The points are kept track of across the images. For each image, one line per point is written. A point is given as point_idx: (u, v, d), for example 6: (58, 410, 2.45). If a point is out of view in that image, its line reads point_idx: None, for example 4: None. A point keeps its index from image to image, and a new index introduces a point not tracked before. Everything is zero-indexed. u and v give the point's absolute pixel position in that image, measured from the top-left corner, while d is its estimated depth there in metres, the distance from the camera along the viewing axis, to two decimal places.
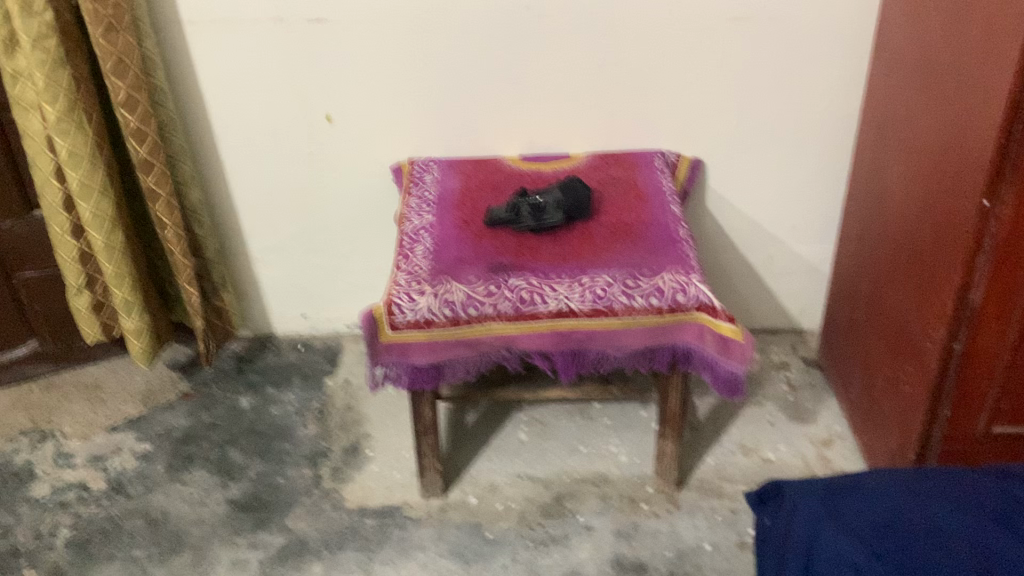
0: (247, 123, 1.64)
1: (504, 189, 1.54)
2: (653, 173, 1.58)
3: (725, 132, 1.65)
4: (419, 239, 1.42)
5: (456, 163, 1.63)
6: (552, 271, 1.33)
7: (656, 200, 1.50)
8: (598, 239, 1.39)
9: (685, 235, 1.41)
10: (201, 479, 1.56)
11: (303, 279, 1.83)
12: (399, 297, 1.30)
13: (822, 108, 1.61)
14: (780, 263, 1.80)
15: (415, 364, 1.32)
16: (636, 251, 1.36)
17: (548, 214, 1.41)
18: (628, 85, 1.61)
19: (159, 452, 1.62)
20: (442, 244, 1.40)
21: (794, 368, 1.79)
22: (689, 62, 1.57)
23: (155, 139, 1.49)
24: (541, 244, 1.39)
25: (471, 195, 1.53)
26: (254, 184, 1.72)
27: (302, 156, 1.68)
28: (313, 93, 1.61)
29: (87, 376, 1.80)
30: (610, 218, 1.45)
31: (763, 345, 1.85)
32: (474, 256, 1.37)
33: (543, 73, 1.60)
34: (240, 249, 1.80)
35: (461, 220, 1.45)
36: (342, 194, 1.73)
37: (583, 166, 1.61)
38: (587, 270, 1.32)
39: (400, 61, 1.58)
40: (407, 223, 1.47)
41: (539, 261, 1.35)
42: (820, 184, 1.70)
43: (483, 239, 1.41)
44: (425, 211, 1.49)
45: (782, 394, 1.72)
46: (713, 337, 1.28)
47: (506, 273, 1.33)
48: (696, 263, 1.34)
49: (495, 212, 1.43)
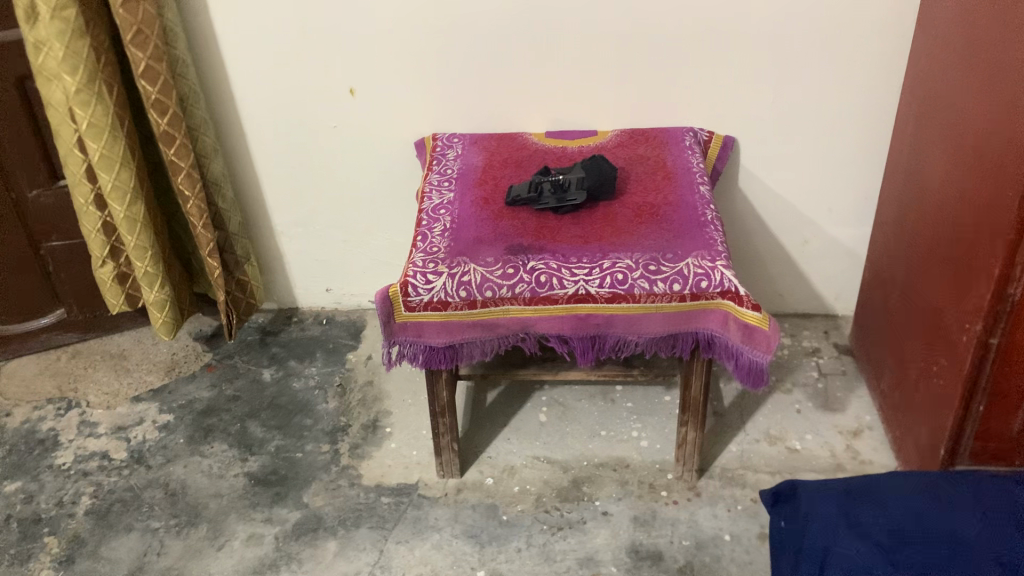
0: (269, 94, 1.62)
1: (528, 167, 1.50)
2: (683, 152, 1.53)
3: (759, 111, 1.59)
4: (438, 218, 1.39)
5: (480, 139, 1.60)
6: (572, 254, 1.29)
7: (684, 179, 1.45)
8: (621, 221, 1.35)
9: (712, 219, 1.36)
10: (221, 453, 1.57)
11: (326, 254, 1.82)
12: (414, 277, 1.27)
13: (862, 85, 1.54)
14: (814, 246, 1.74)
15: (430, 344, 1.30)
16: (660, 235, 1.32)
17: (570, 192, 1.38)
18: (657, 60, 1.55)
19: (180, 424, 1.63)
20: (461, 224, 1.37)
21: (826, 355, 1.73)
22: (724, 36, 1.51)
23: (175, 111, 1.47)
24: (562, 225, 1.36)
25: (492, 173, 1.49)
26: (277, 157, 1.70)
27: (326, 130, 1.66)
28: (336, 65, 1.58)
29: (113, 346, 1.81)
30: (634, 199, 1.40)
31: (794, 330, 1.80)
32: (492, 237, 1.34)
33: (570, 46, 1.55)
34: (263, 222, 1.78)
35: (481, 199, 1.43)
36: (367, 168, 1.71)
37: (610, 143, 1.56)
38: (609, 253, 1.29)
39: (424, 32, 1.54)
40: (426, 200, 1.44)
41: (560, 243, 1.32)
42: (856, 166, 1.63)
43: (503, 220, 1.37)
44: (444, 188, 1.46)
45: (811, 381, 1.68)
46: (737, 325, 1.24)
47: (524, 254, 1.29)
48: (722, 249, 1.29)
49: (515, 192, 1.41)
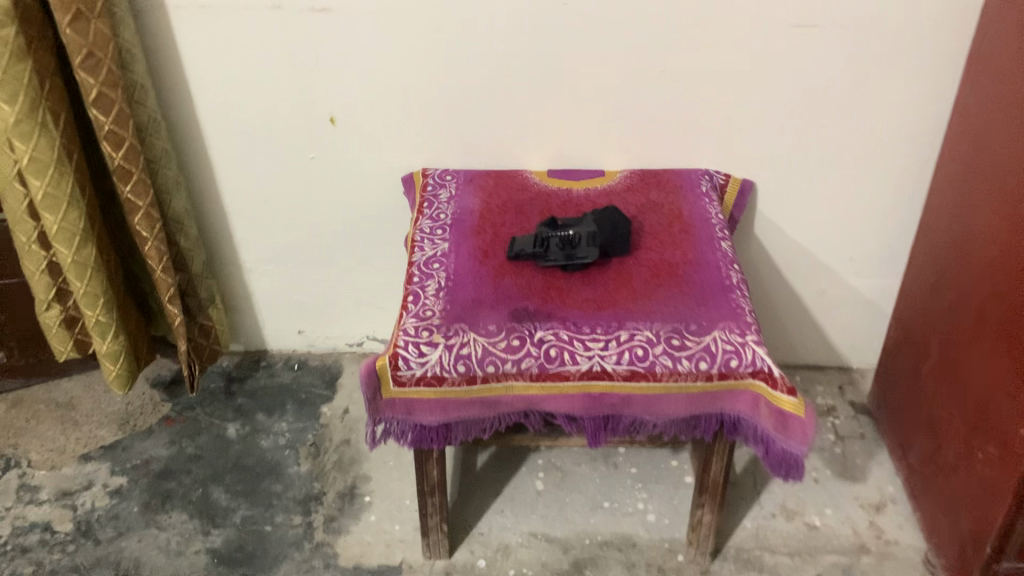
0: (239, 121, 1.45)
1: (529, 213, 1.35)
2: (699, 198, 1.39)
3: (780, 153, 1.45)
4: (431, 274, 1.23)
5: (475, 177, 1.44)
6: (584, 322, 1.14)
7: (704, 232, 1.31)
8: (637, 282, 1.21)
9: (737, 280, 1.22)
10: (180, 525, 1.40)
11: (300, 294, 1.65)
12: (405, 348, 1.11)
13: (895, 128, 1.41)
14: (831, 296, 1.61)
15: (421, 423, 1.15)
16: (682, 301, 1.18)
17: (580, 247, 1.23)
18: (673, 94, 1.41)
19: (134, 488, 1.46)
20: (458, 282, 1.22)
21: (842, 414, 1.61)
22: (748, 71, 1.37)
23: (132, 143, 1.30)
24: (571, 286, 1.21)
25: (490, 220, 1.34)
26: (247, 189, 1.53)
27: (303, 162, 1.49)
28: (315, 90, 1.41)
29: (60, 394, 1.63)
30: (649, 254, 1.26)
31: (807, 385, 1.67)
32: (493, 300, 1.18)
33: (578, 76, 1.40)
34: (230, 260, 1.61)
35: (479, 251, 1.27)
36: (348, 203, 1.54)
37: (619, 187, 1.42)
38: (625, 322, 1.14)
39: (415, 57, 1.38)
40: (416, 251, 1.29)
41: (569, 308, 1.17)
42: (882, 214, 1.51)
43: (505, 277, 1.22)
44: (437, 238, 1.31)
45: (828, 445, 1.55)
46: (769, 409, 1.10)
47: (529, 322, 1.14)
48: (752, 319, 1.15)
49: (517, 245, 1.25)
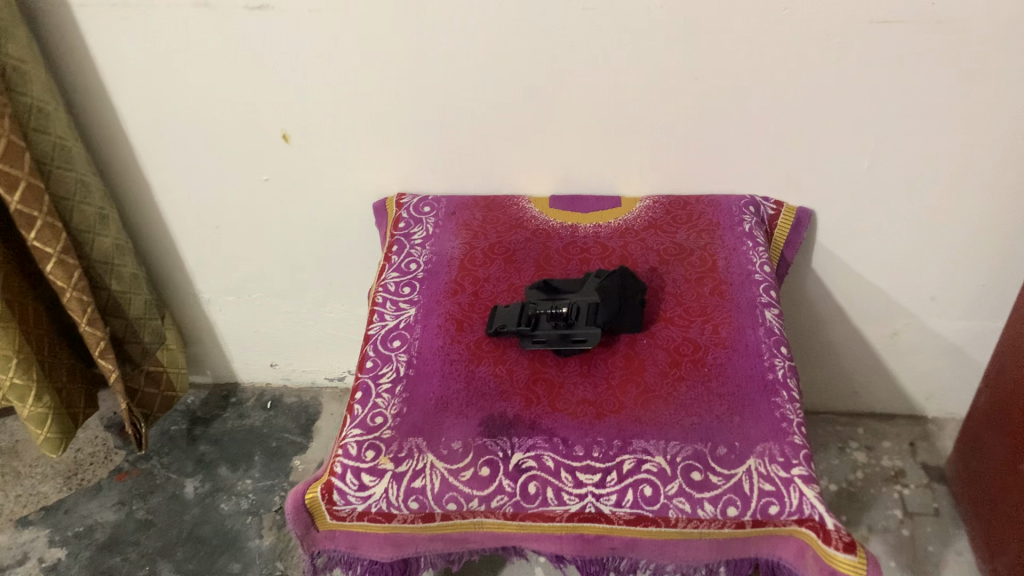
0: (173, 141, 1.18)
1: (521, 266, 1.07)
2: (740, 241, 1.09)
3: (848, 177, 1.14)
4: (390, 356, 0.98)
5: (460, 209, 1.16)
6: (577, 440, 0.88)
7: (742, 295, 1.02)
8: (650, 375, 0.94)
9: (782, 374, 0.94)
10: None
11: (267, 326, 1.41)
12: (341, 478, 0.86)
13: (1004, 151, 1.08)
14: (905, 340, 1.32)
15: (371, 557, 0.92)
16: (706, 410, 0.90)
17: (578, 322, 0.95)
18: (709, 110, 1.09)
19: (72, 564, 1.26)
20: (422, 371, 0.96)
21: (911, 482, 1.34)
22: (811, 79, 1.04)
23: (30, 181, 1.04)
24: (564, 381, 0.94)
25: (471, 274, 1.06)
26: (193, 216, 1.27)
27: (254, 184, 1.23)
28: (262, 103, 1.13)
29: (6, 436, 1.45)
30: (668, 332, 0.98)
31: (871, 441, 1.40)
32: (462, 401, 0.92)
33: (585, 89, 1.08)
34: (184, 290, 1.37)
35: (453, 321, 1.01)
36: (310, 228, 1.28)
37: (638, 223, 1.12)
38: (631, 441, 0.87)
39: (377, 65, 1.07)
40: (375, 319, 1.03)
41: (559, 414, 0.90)
42: (976, 250, 1.19)
43: (481, 365, 0.96)
44: (402, 300, 1.04)
45: (893, 525, 1.28)
46: (819, 564, 0.84)
47: (506, 437, 0.88)
48: (799, 439, 0.88)
49: (497, 318, 0.98)
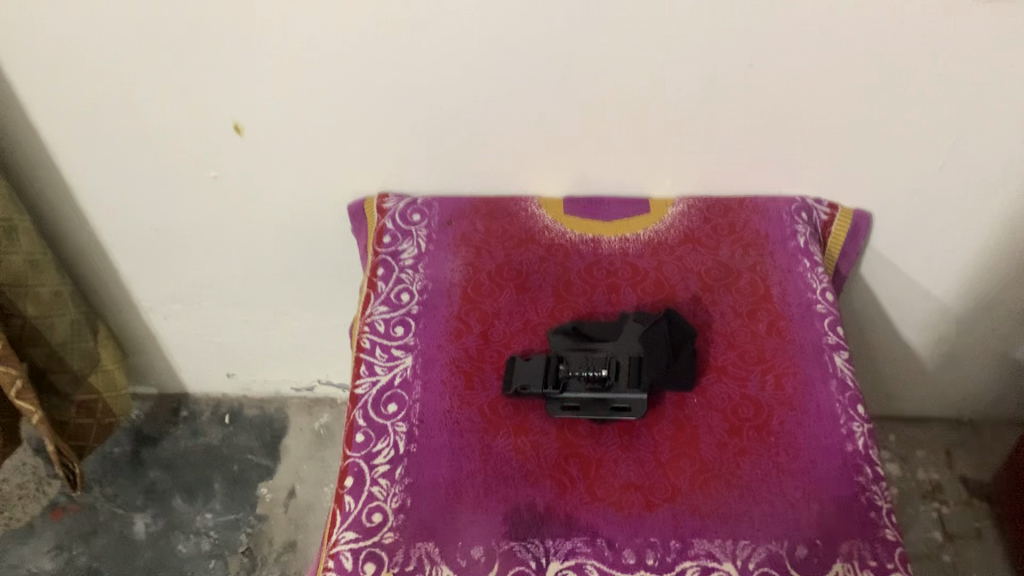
0: (92, 134, 0.93)
1: (537, 296, 0.88)
2: (794, 260, 0.92)
3: (919, 180, 0.95)
4: (385, 426, 0.79)
5: (456, 216, 0.95)
6: (624, 543, 0.72)
7: (805, 336, 0.85)
8: (706, 450, 0.77)
9: (863, 443, 0.78)
10: None
11: (219, 335, 1.21)
12: None
13: None
14: (952, 346, 1.17)
15: None
16: (778, 497, 0.74)
17: (620, 384, 0.78)
18: (764, 103, 0.88)
19: None
20: (427, 446, 0.78)
21: (950, 498, 1.23)
22: (895, 70, 0.84)
23: None
24: (603, 458, 0.76)
25: (477, 309, 0.87)
26: (125, 218, 1.04)
27: (200, 182, 0.99)
28: (205, 90, 0.89)
29: None
30: (722, 388, 0.81)
31: (904, 451, 1.28)
32: (479, 489, 0.75)
33: (613, 77, 0.87)
34: (121, 299, 1.16)
35: (460, 375, 0.82)
36: (270, 232, 1.06)
37: (672, 236, 0.94)
38: (692, 545, 0.72)
39: (351, 47, 0.84)
40: (363, 371, 0.83)
41: (601, 506, 0.74)
42: None
43: (499, 437, 0.78)
44: (395, 345, 0.85)
45: (932, 550, 1.17)
46: None
47: (537, 539, 0.72)
48: (891, 533, 0.73)
49: (518, 375, 0.79)
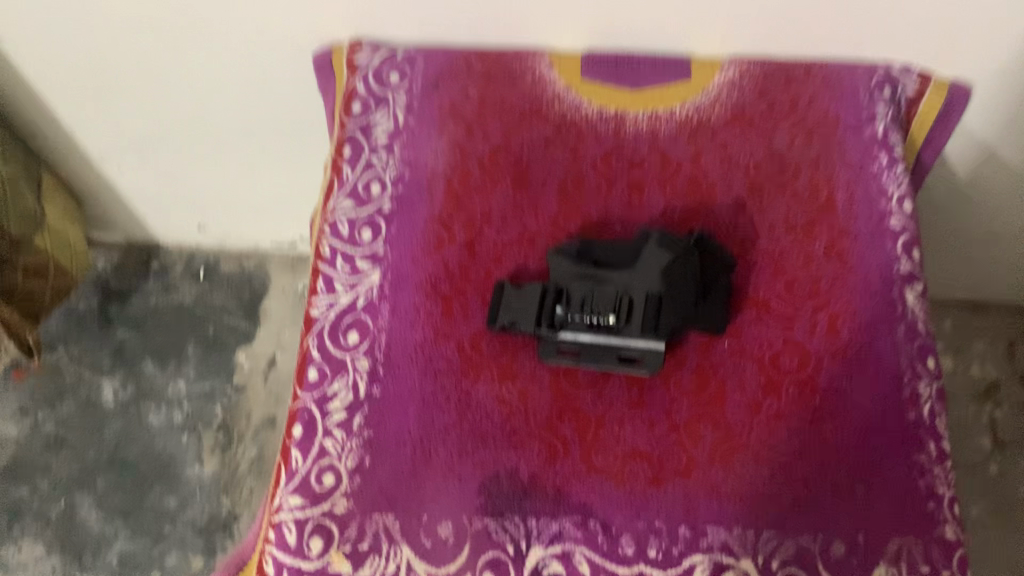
0: None
1: (538, 195, 0.71)
2: (869, 153, 0.72)
3: None
4: (343, 361, 0.65)
5: (444, 80, 0.76)
6: (622, 527, 0.59)
7: (871, 262, 0.68)
8: (733, 412, 0.63)
9: (930, 411, 0.63)
10: (31, 566, 1.00)
11: (183, 188, 1.05)
12: None
13: None
14: None
15: None
16: (816, 477, 0.61)
17: (632, 330, 0.62)
18: None
19: None
20: (392, 390, 0.64)
21: (1005, 401, 1.09)
22: None
23: None
24: (605, 416, 0.62)
25: (462, 209, 0.70)
26: (51, 57, 0.85)
27: (134, 20, 0.79)
28: None
29: None
30: (760, 330, 0.65)
31: (961, 342, 1.12)
32: (452, 449, 0.62)
33: None
34: (65, 146, 0.99)
35: (438, 298, 0.66)
36: (228, 81, 0.87)
37: (717, 116, 0.73)
38: (705, 535, 0.59)
39: None
40: (320, 287, 0.68)
41: (598, 479, 0.61)
42: None
43: (479, 383, 0.64)
44: (360, 254, 0.69)
45: (980, 460, 1.05)
46: None
47: (518, 517, 0.60)
48: (951, 530, 0.59)
49: (507, 308, 0.64)
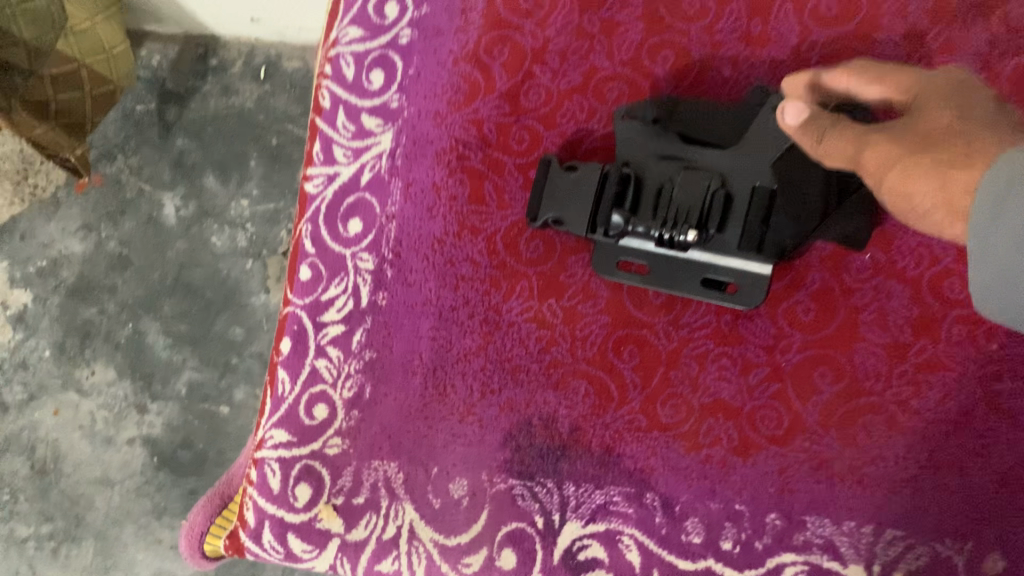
0: None
1: (614, 20, 0.50)
2: None
3: None
4: (342, 258, 0.50)
5: None
6: (688, 508, 0.45)
7: None
8: (861, 357, 0.44)
9: None
10: (105, 390, 0.79)
11: None
12: (257, 539, 0.48)
13: None
14: None
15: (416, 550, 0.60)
16: (973, 460, 0.43)
17: (726, 242, 0.44)
18: None
19: (41, 315, 0.80)
20: (402, 301, 0.49)
21: None
22: None
23: None
24: (679, 354, 0.46)
25: (506, 41, 0.50)
26: None
27: None
28: None
29: None
30: (920, 237, 0.44)
31: None
32: (473, 385, 0.47)
33: None
34: None
35: (467, 176, 0.50)
36: None
37: None
38: (802, 527, 0.43)
39: None
40: (317, 153, 0.51)
41: (662, 440, 0.45)
42: None
43: (515, 298, 0.48)
44: (368, 107, 0.51)
45: None
46: None
47: (552, 481, 0.46)
48: None
49: (552, 197, 0.47)
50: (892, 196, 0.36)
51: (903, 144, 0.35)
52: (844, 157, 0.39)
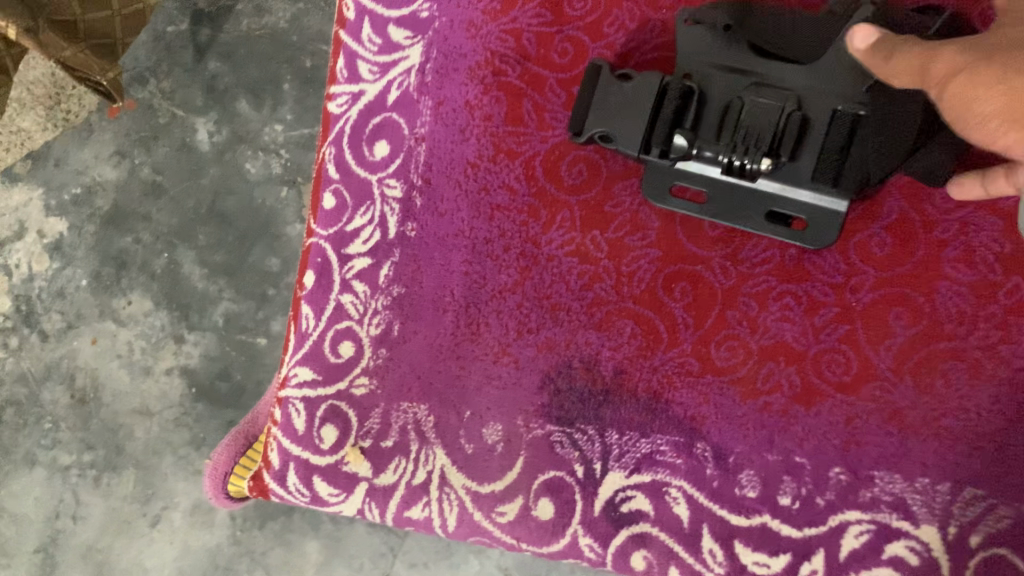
0: None
1: None
2: None
3: None
4: (368, 184, 0.46)
5: None
6: (743, 460, 0.41)
7: None
8: (943, 296, 0.39)
9: None
10: (142, 320, 0.72)
11: None
12: (281, 480, 0.46)
13: None
14: None
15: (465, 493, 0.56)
16: None
17: (798, 171, 0.40)
18: None
19: (78, 244, 0.73)
20: (433, 232, 0.45)
21: None
22: None
23: None
24: (737, 292, 0.42)
25: None
26: None
27: None
28: None
29: None
30: None
31: None
32: (509, 324, 0.44)
33: None
34: None
35: (505, 94, 0.45)
36: None
37: None
38: (871, 483, 0.39)
39: None
40: (341, 69, 0.47)
41: (715, 385, 0.41)
42: None
43: (555, 230, 0.44)
44: (395, 18, 0.47)
45: None
46: None
47: (593, 428, 0.42)
48: None
49: (600, 109, 0.42)
50: (951, 109, 0.27)
51: (976, 49, 0.26)
52: (909, 75, 0.29)
